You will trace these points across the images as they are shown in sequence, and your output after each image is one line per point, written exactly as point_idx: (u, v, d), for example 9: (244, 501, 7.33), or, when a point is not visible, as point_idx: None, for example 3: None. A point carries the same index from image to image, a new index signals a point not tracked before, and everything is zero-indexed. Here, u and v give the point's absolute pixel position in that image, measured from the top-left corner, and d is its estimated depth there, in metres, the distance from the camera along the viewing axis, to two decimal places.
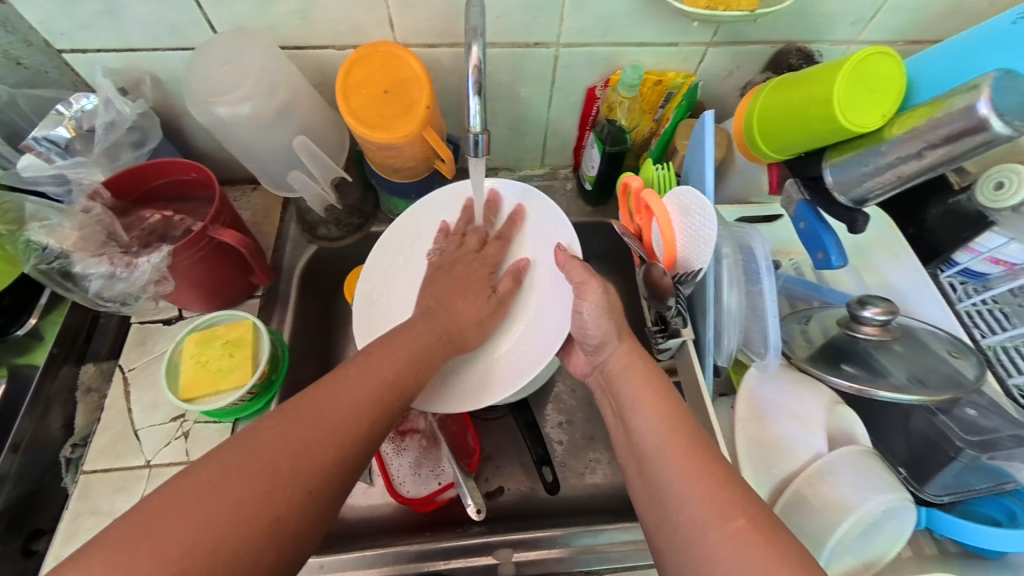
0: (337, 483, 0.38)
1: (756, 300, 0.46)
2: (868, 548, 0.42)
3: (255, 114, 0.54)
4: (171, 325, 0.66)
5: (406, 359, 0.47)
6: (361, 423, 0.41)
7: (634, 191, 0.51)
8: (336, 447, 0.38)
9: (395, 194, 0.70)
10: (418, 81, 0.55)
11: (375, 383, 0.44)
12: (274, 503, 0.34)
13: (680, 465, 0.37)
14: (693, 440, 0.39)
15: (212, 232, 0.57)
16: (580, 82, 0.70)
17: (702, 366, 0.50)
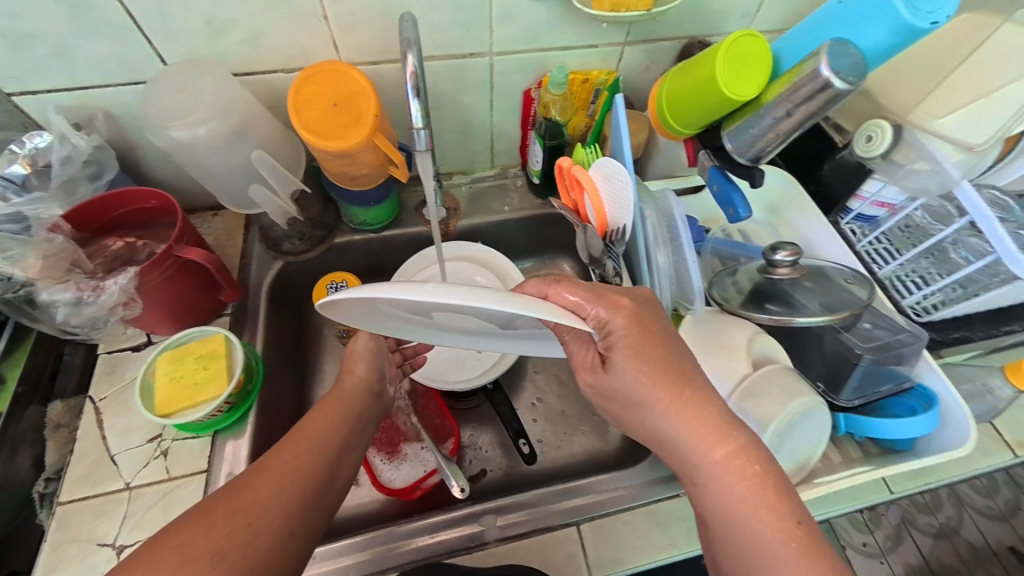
0: (283, 516, 0.40)
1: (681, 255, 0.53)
2: (796, 452, 0.49)
3: (212, 135, 0.57)
4: (140, 351, 0.67)
5: (347, 404, 0.51)
6: (306, 461, 0.44)
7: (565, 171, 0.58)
8: (280, 486, 0.41)
9: (355, 203, 0.74)
10: (364, 93, 0.60)
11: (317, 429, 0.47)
12: (219, 536, 0.37)
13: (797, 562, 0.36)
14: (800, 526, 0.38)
15: (177, 251, 0.59)
16: (516, 86, 0.78)
17: None
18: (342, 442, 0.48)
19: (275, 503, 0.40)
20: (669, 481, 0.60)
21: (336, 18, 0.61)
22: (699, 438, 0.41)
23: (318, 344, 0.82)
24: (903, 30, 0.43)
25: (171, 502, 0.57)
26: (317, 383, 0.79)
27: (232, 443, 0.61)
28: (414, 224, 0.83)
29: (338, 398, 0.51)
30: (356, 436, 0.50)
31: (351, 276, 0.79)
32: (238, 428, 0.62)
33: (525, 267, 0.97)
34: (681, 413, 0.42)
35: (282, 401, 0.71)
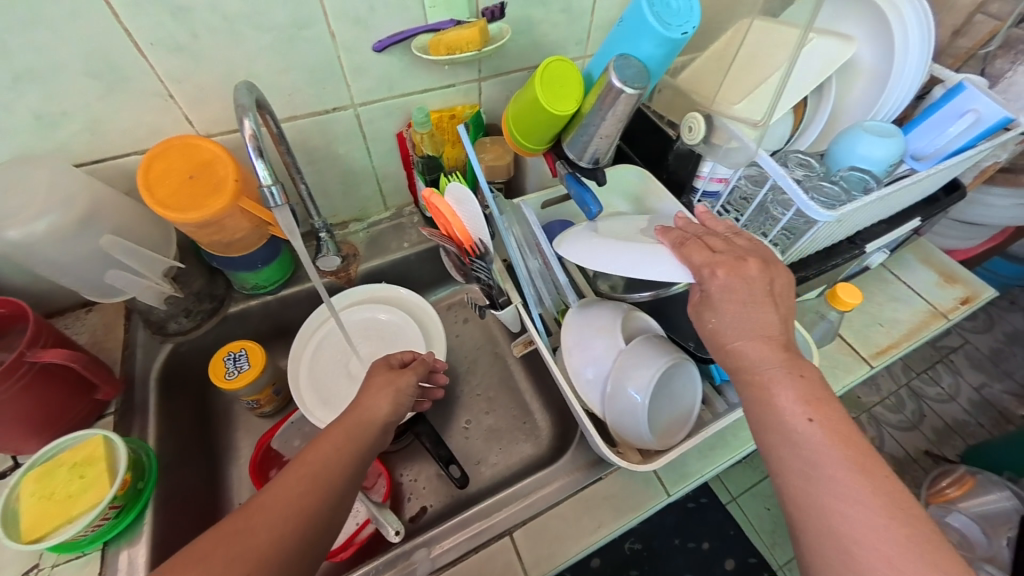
0: (278, 562, 0.40)
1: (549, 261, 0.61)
2: (676, 406, 0.55)
3: (54, 228, 0.55)
4: (6, 477, 0.59)
5: (355, 434, 0.49)
6: (307, 501, 0.43)
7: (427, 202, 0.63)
8: (279, 533, 0.41)
9: (241, 268, 0.74)
10: (222, 161, 0.61)
11: (321, 468, 0.45)
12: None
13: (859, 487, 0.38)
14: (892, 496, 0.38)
15: (31, 355, 0.55)
16: (388, 131, 0.82)
17: (531, 318, 0.61)
18: (349, 478, 0.46)
19: (275, 547, 0.40)
20: (592, 467, 0.64)
21: (182, 95, 0.62)
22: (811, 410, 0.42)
23: (228, 420, 0.79)
24: (665, 41, 0.52)
25: None
26: (233, 462, 0.75)
27: (130, 550, 0.56)
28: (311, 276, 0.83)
29: (348, 427, 0.49)
30: (363, 470, 0.48)
31: (251, 343, 0.76)
32: (133, 533, 0.57)
33: (439, 297, 0.99)
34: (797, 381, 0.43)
35: (187, 492, 0.66)
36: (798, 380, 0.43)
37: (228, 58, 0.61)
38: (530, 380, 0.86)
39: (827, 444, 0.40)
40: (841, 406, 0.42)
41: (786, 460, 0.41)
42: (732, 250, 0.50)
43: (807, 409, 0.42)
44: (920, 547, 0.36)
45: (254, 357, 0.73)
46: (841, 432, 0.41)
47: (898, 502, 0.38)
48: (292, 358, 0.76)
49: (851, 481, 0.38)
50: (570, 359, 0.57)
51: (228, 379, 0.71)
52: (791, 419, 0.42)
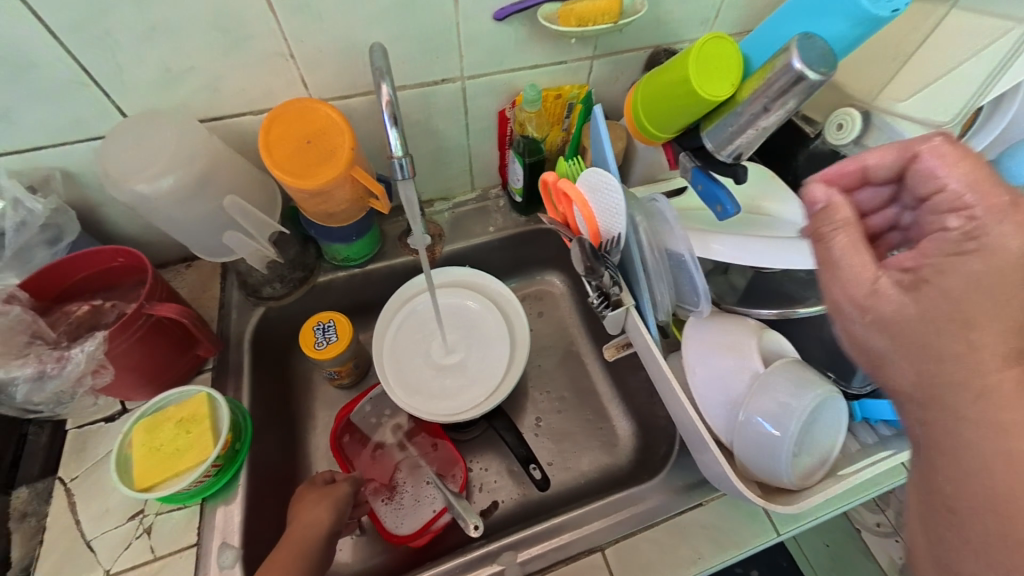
0: None
1: (677, 260, 0.51)
2: (816, 446, 0.49)
3: (177, 186, 0.55)
4: (114, 421, 0.61)
5: (296, 557, 0.50)
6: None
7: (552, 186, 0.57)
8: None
9: (335, 240, 0.73)
10: (338, 127, 0.59)
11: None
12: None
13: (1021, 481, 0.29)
14: None
15: (148, 309, 0.55)
16: (488, 109, 0.78)
17: (646, 324, 0.56)
18: None
19: None
20: (690, 490, 0.59)
21: (301, 56, 0.60)
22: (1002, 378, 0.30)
23: (307, 389, 0.79)
24: (864, 20, 0.45)
25: None
26: (310, 433, 0.75)
27: (226, 511, 0.56)
28: (398, 254, 0.82)
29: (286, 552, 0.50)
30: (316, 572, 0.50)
31: (337, 315, 0.76)
32: (228, 494, 0.57)
33: (515, 286, 0.95)
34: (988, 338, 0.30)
35: (272, 454, 0.67)
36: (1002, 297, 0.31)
37: (351, 20, 0.59)
38: (609, 385, 0.81)
39: None
40: None
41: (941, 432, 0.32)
42: (974, 177, 0.33)
43: None
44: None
45: (341, 329, 0.73)
46: None
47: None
48: (375, 337, 0.74)
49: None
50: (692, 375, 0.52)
51: (317, 349, 0.71)
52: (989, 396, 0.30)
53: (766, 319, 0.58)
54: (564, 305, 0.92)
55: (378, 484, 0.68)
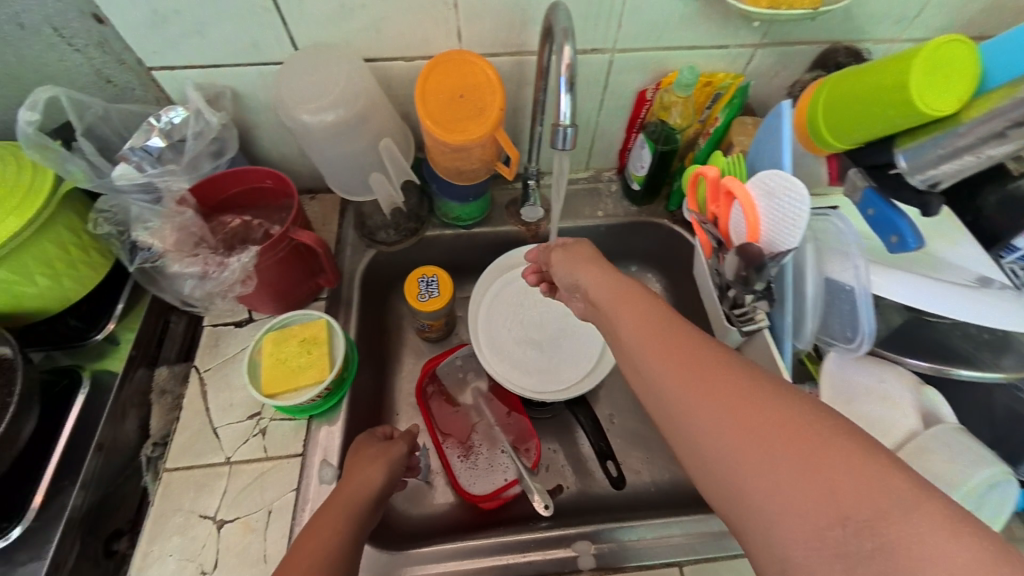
0: None
1: (842, 290, 0.48)
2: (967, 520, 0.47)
3: (338, 122, 0.57)
4: (243, 327, 0.68)
5: (346, 510, 0.48)
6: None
7: (711, 181, 0.51)
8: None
9: (453, 198, 0.74)
10: (492, 85, 0.58)
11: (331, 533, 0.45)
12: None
13: (741, 443, 0.30)
14: (814, 453, 0.28)
15: (293, 234, 0.59)
16: (629, 87, 0.73)
17: (781, 351, 0.54)
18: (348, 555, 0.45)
19: None
20: None
21: (466, 7, 0.59)
22: (669, 372, 0.35)
23: (399, 335, 0.82)
24: None
25: (268, 483, 0.57)
26: (396, 376, 0.79)
27: (327, 430, 0.61)
28: (504, 222, 0.82)
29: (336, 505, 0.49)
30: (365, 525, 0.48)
31: (439, 271, 0.78)
32: (331, 415, 0.62)
33: None
34: (652, 342, 0.37)
35: (365, 389, 0.71)
36: (629, 296, 0.43)
37: None
38: None
39: (721, 406, 0.32)
40: (733, 370, 0.33)
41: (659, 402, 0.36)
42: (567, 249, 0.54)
43: (703, 377, 0.34)
44: (787, 443, 0.29)
45: (444, 285, 0.75)
46: (719, 386, 0.33)
47: (754, 404, 0.31)
48: (472, 298, 0.76)
49: (697, 382, 0.34)
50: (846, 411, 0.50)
51: (420, 300, 0.74)
52: (661, 386, 0.36)
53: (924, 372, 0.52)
54: None
55: (457, 441, 0.71)
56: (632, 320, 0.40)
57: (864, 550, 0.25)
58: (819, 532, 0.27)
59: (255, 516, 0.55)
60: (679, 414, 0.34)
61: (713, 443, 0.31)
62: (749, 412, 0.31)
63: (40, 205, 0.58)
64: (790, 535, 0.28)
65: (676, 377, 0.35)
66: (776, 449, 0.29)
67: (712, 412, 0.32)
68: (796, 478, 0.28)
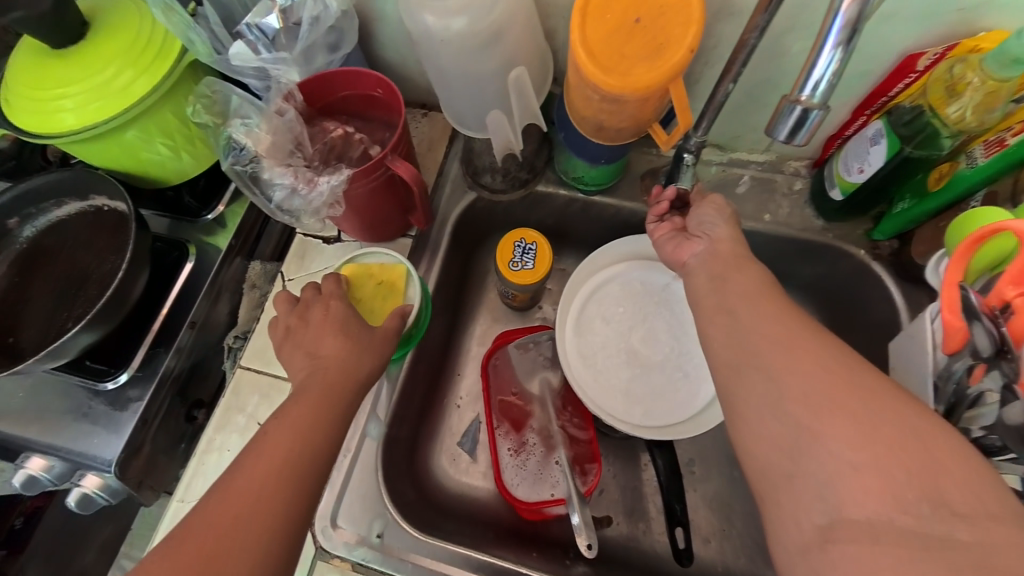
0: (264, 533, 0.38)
1: None
2: None
3: (467, 33, 0.44)
4: (330, 246, 0.65)
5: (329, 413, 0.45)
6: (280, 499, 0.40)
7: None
8: (264, 530, 0.38)
9: (582, 156, 0.59)
10: (685, 12, 0.39)
11: (291, 442, 0.42)
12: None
13: (825, 393, 0.34)
14: (892, 419, 0.32)
15: (390, 162, 0.51)
16: (890, 43, 0.48)
17: None
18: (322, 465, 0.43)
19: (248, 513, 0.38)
20: None
21: None
22: (768, 325, 0.39)
23: (480, 291, 0.75)
24: None
25: None
26: (465, 337, 0.73)
27: (383, 381, 0.58)
28: (632, 197, 0.66)
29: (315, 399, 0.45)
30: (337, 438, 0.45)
31: (540, 236, 0.66)
32: (394, 368, 0.59)
33: None
34: (761, 302, 0.41)
35: (433, 344, 0.67)
36: (741, 262, 0.46)
37: None
38: None
39: (818, 366, 0.35)
40: (834, 342, 0.37)
41: (750, 343, 0.39)
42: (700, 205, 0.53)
43: (807, 340, 0.37)
44: (878, 407, 0.33)
45: (542, 258, 0.64)
46: (819, 347, 0.37)
47: (854, 380, 0.34)
48: (572, 281, 0.65)
49: (800, 346, 0.37)
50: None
51: (510, 267, 0.64)
52: (753, 335, 0.39)
53: None
54: None
55: (511, 430, 0.65)
56: (741, 285, 0.43)
57: (934, 527, 0.29)
58: (888, 501, 0.30)
59: None
60: (772, 367, 0.37)
61: (797, 388, 0.35)
62: (843, 376, 0.35)
63: (169, 66, 0.55)
64: (849, 481, 0.31)
65: (778, 340, 0.38)
66: (861, 409, 0.33)
67: (811, 374, 0.35)
68: (868, 436, 0.32)
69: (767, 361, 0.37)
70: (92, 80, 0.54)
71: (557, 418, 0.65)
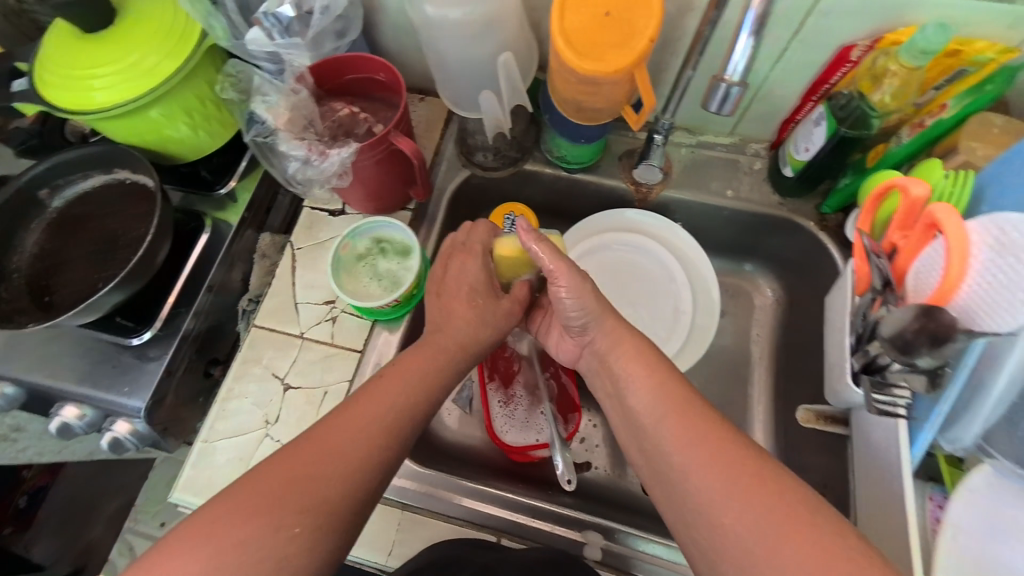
0: (369, 452, 0.45)
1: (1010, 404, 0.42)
2: None
3: (462, 21, 0.51)
4: (336, 217, 0.71)
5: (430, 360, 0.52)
6: (355, 453, 0.44)
7: (911, 202, 0.43)
8: (365, 455, 0.44)
9: (566, 135, 0.65)
10: (648, 8, 0.47)
11: (405, 389, 0.49)
12: (274, 533, 0.38)
13: (749, 514, 0.38)
14: (802, 519, 0.37)
15: (393, 138, 0.58)
16: (830, 35, 0.55)
17: (911, 438, 0.45)
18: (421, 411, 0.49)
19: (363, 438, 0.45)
20: None
21: None
22: (684, 449, 0.42)
23: None
24: None
25: (330, 367, 0.63)
26: (461, 304, 0.80)
27: (384, 337, 0.65)
28: (611, 175, 0.74)
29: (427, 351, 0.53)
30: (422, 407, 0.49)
31: (528, 214, 0.74)
32: (394, 323, 0.66)
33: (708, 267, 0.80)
34: (671, 419, 0.44)
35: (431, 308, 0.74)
36: (653, 371, 0.48)
37: None
38: (768, 434, 0.70)
39: (742, 492, 0.39)
40: (739, 450, 0.41)
41: (679, 472, 0.42)
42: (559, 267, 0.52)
43: (721, 461, 0.40)
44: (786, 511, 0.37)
45: None
46: (732, 465, 0.40)
47: (766, 483, 0.39)
48: (589, 219, 0.75)
49: (725, 473, 0.40)
50: (987, 551, 0.43)
51: None
52: (678, 463, 0.42)
53: None
54: (758, 317, 0.76)
55: (501, 385, 0.72)
56: (653, 403, 0.46)
57: None
58: None
59: (313, 391, 0.62)
60: (706, 504, 0.39)
61: (729, 519, 0.38)
62: (755, 487, 0.39)
63: (192, 49, 0.61)
64: None
65: (710, 470, 0.40)
66: (780, 517, 0.37)
67: (740, 497, 0.39)
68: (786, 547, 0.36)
69: (697, 488, 0.40)
70: (122, 62, 0.59)
71: (545, 372, 0.72)
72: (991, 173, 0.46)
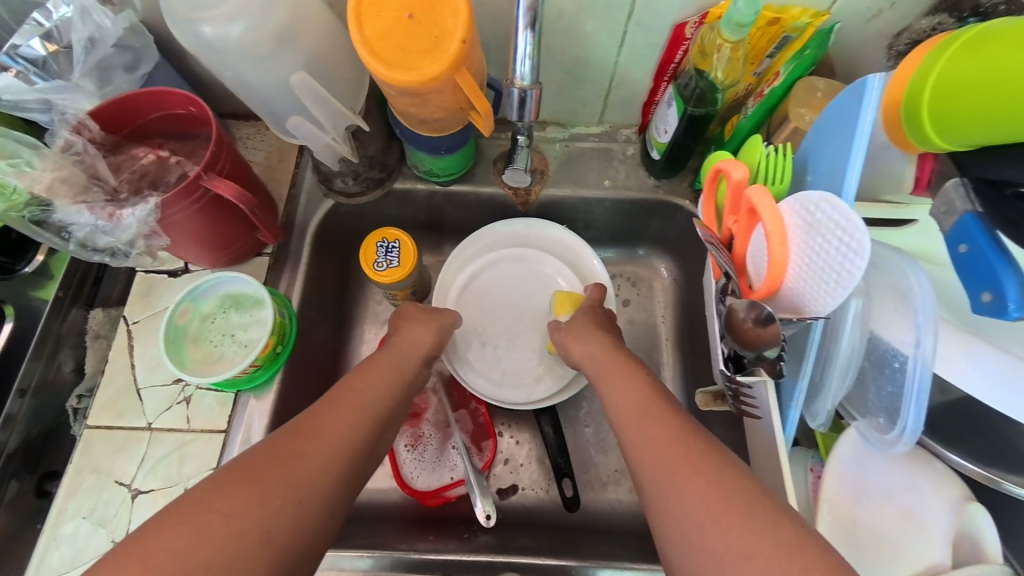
0: (332, 462, 0.41)
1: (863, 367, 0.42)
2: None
3: (249, 39, 0.44)
4: (177, 278, 0.61)
5: (395, 375, 0.51)
6: (318, 462, 0.40)
7: (734, 185, 0.43)
8: (323, 467, 0.40)
9: (423, 148, 0.59)
10: (454, 6, 0.42)
11: (365, 398, 0.47)
12: (221, 550, 0.33)
13: (706, 509, 0.36)
14: (748, 503, 0.35)
15: (207, 182, 0.49)
16: (661, 16, 0.54)
17: (782, 416, 0.47)
18: (384, 424, 0.47)
19: (334, 451, 0.41)
20: None
21: None
22: (649, 446, 0.42)
23: (361, 297, 0.74)
24: None
25: (187, 455, 0.54)
26: (354, 345, 0.72)
27: (252, 408, 0.57)
28: (487, 182, 0.69)
29: (391, 363, 0.53)
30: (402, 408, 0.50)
31: (404, 234, 0.66)
32: (264, 388, 0.58)
33: (605, 259, 0.78)
34: (642, 422, 0.43)
35: (312, 359, 0.65)
36: (621, 377, 0.49)
37: None
38: None
39: (700, 486, 0.37)
40: (699, 445, 0.40)
41: (647, 467, 0.41)
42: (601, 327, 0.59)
43: (683, 451, 0.39)
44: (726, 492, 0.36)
45: (405, 254, 0.64)
46: (691, 459, 0.39)
47: (719, 469, 0.38)
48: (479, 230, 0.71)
49: (684, 469, 0.38)
50: (850, 511, 0.45)
51: (375, 269, 0.64)
52: (646, 463, 0.41)
53: (963, 473, 0.46)
54: (659, 302, 0.76)
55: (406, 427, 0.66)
56: (624, 404, 0.46)
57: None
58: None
59: (171, 489, 0.53)
60: (670, 501, 0.38)
61: (686, 510, 0.36)
62: (699, 479, 0.37)
63: None
64: None
65: (662, 464, 0.40)
66: (729, 501, 0.35)
67: (698, 492, 0.37)
68: (732, 533, 0.34)
69: (656, 476, 0.39)
70: None
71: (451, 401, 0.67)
72: (813, 141, 0.46)
